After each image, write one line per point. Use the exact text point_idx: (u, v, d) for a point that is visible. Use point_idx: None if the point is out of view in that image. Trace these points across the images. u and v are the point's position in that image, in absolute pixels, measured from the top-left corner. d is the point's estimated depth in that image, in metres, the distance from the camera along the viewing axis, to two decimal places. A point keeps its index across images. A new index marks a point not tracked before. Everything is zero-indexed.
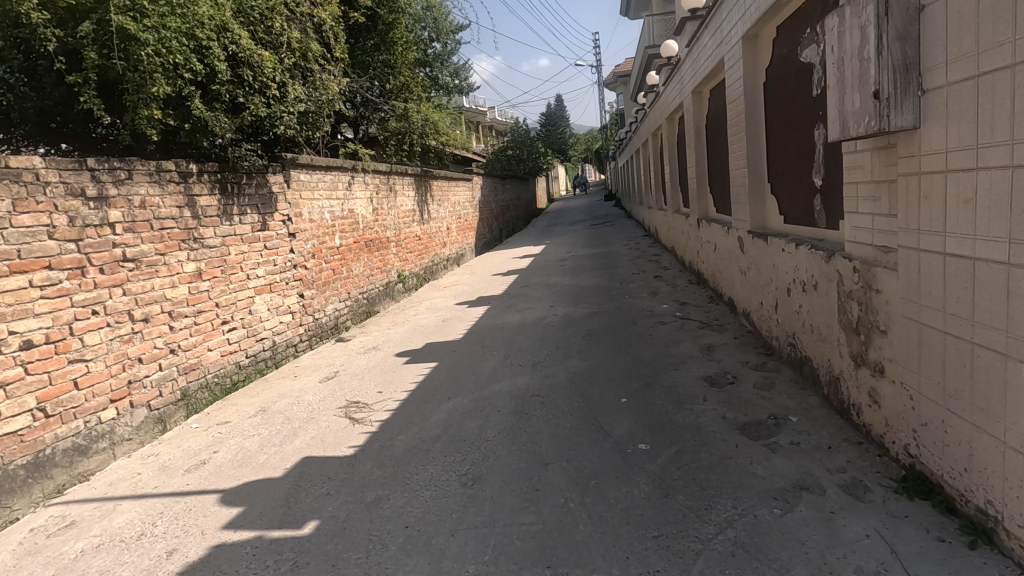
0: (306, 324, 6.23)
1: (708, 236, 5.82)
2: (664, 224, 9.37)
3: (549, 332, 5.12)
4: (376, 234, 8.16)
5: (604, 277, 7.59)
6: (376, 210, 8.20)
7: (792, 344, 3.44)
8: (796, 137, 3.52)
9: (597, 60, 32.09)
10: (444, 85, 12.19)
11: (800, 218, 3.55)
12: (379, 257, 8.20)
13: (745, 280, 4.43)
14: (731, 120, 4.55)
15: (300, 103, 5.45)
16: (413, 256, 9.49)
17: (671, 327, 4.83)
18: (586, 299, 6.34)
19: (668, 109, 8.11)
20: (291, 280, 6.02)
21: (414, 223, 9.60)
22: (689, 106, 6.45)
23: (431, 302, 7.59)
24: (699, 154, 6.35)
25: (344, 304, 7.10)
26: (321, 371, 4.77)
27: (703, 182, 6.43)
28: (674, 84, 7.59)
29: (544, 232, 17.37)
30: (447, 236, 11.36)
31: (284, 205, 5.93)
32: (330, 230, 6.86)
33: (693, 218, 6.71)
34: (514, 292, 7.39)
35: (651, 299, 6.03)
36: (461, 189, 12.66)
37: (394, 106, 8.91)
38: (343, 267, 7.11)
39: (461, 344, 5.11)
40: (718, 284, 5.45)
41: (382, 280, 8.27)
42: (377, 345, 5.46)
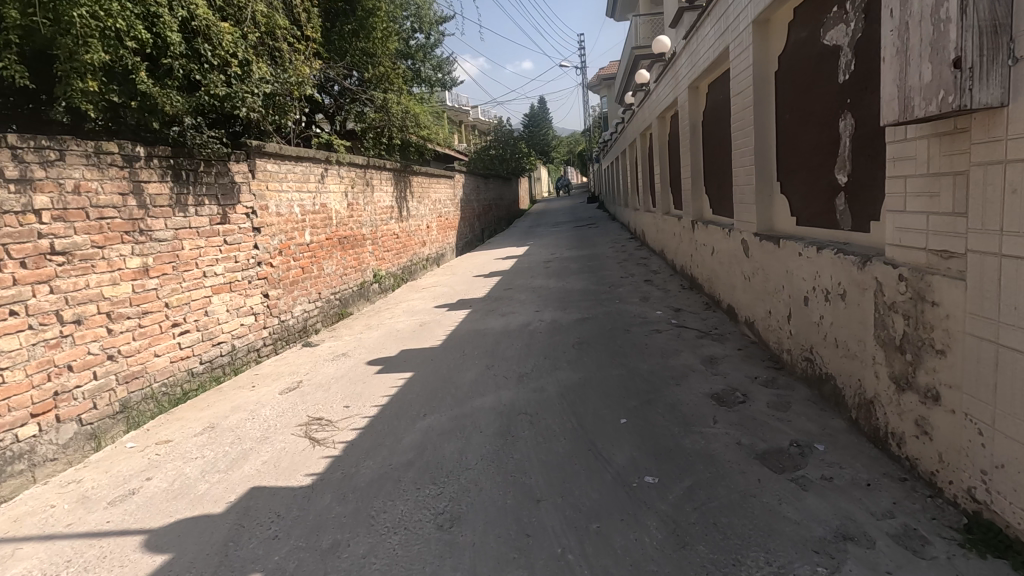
0: (270, 327, 5.73)
1: (705, 239, 5.48)
2: (653, 227, 9.06)
3: (536, 340, 4.71)
4: (351, 231, 7.67)
5: (592, 281, 7.22)
6: (351, 205, 7.71)
7: (809, 358, 3.10)
8: (814, 129, 3.19)
9: (582, 62, 31.90)
10: (427, 79, 11.74)
11: (818, 219, 3.21)
12: (353, 256, 7.71)
13: (749, 286, 4.09)
14: (735, 114, 4.21)
15: (266, 84, 4.96)
16: (390, 255, 9.01)
17: (668, 335, 4.46)
18: (573, 304, 5.95)
19: (660, 106, 7.78)
20: (254, 279, 5.52)
21: (391, 220, 9.12)
22: (684, 101, 6.13)
23: (409, 304, 7.14)
24: (694, 152, 6.02)
25: (314, 305, 6.60)
26: (283, 380, 4.30)
27: (698, 182, 6.10)
28: (667, 80, 7.26)
29: (527, 233, 16.97)
30: (426, 235, 10.89)
31: (248, 196, 5.43)
32: (300, 226, 6.35)
33: (687, 220, 6.37)
34: (497, 295, 6.98)
35: (643, 304, 5.67)
36: (442, 186, 12.20)
37: (373, 96, 8.43)
38: (313, 265, 6.61)
39: (439, 351, 4.68)
40: (715, 289, 5.11)
41: (356, 280, 7.78)
42: (347, 351, 5.00)
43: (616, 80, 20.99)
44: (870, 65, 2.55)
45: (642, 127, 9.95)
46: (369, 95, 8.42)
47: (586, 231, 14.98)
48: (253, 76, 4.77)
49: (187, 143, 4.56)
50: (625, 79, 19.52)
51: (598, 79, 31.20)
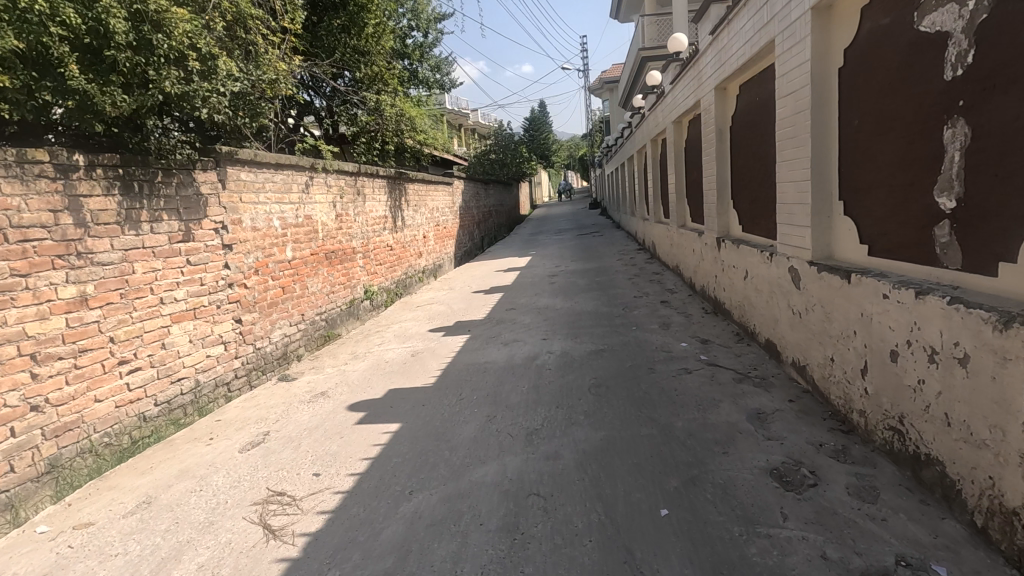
0: (243, 356, 5.08)
1: (735, 260, 4.83)
2: (666, 240, 8.41)
3: (544, 379, 4.06)
4: (339, 244, 7.03)
5: (603, 301, 6.58)
6: (340, 216, 7.07)
7: (897, 429, 2.46)
8: (901, 139, 2.55)
9: (585, 65, 31.33)
10: (425, 80, 11.12)
11: (905, 251, 2.58)
12: (341, 272, 7.06)
13: (800, 323, 3.45)
14: (783, 119, 3.57)
15: (236, 81, 4.31)
16: (383, 268, 8.36)
17: (699, 378, 3.82)
18: (584, 331, 5.30)
19: (678, 110, 7.13)
20: (224, 303, 4.87)
21: (385, 231, 8.46)
22: (710, 104, 5.49)
23: (401, 326, 6.49)
24: (721, 162, 5.38)
25: (295, 328, 5.96)
26: (248, 429, 3.64)
27: (724, 195, 5.46)
28: (686, 81, 6.62)
29: (529, 241, 16.34)
30: (422, 245, 10.23)
31: (217, 209, 4.79)
32: (279, 241, 5.71)
33: (711, 236, 5.73)
34: (499, 317, 6.33)
35: (664, 332, 5.03)
36: (440, 193, 11.58)
37: (365, 98, 7.78)
38: (295, 284, 5.97)
39: (432, 392, 4.02)
40: (750, 320, 4.47)
41: (344, 297, 7.12)
42: (328, 389, 4.34)
43: (621, 83, 20.39)
44: (1005, 56, 1.91)
45: (654, 133, 9.31)
46: (361, 96, 7.77)
47: (591, 240, 14.34)
48: (219, 72, 4.09)
49: (151, 148, 4.01)
50: (631, 83, 18.92)
51: (601, 82, 30.60)
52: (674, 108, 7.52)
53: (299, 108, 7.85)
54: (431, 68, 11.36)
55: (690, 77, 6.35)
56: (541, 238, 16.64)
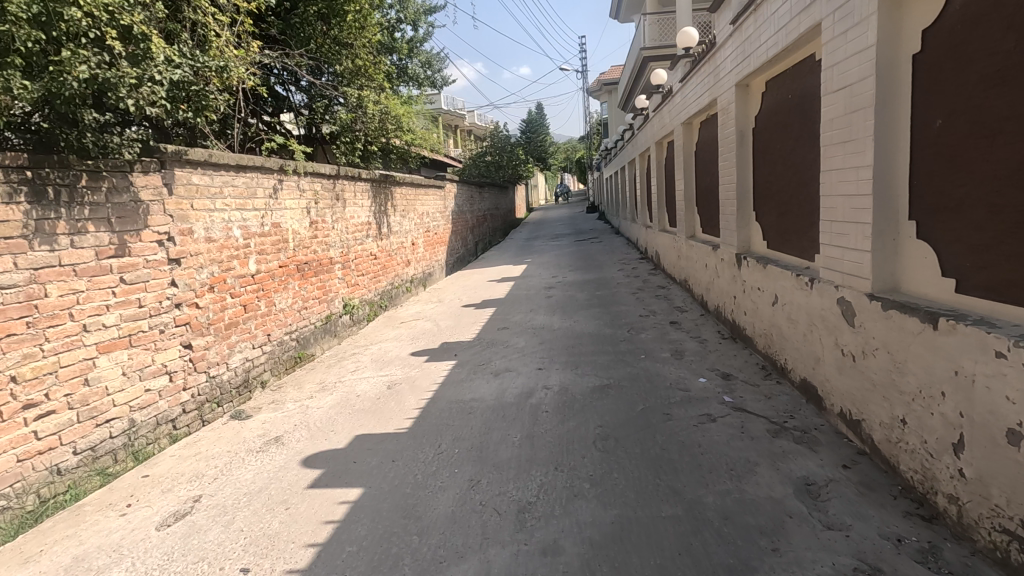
0: (194, 387, 4.42)
1: (761, 282, 4.20)
2: (672, 251, 7.80)
3: (539, 426, 3.40)
4: (314, 254, 6.39)
5: (605, 321, 5.93)
6: (315, 223, 6.42)
7: (1017, 534, 1.82)
8: (1016, 144, 1.92)
9: (582, 66, 30.81)
10: (415, 77, 10.51)
11: (1018, 292, 1.94)
12: (315, 285, 6.41)
13: (855, 369, 2.82)
14: (832, 118, 2.94)
15: (176, 68, 3.61)
16: (365, 279, 7.71)
17: (726, 429, 3.18)
18: (585, 360, 4.66)
19: (689, 111, 6.49)
20: (170, 327, 4.21)
21: (367, 239, 7.82)
22: (728, 103, 4.88)
23: (381, 346, 5.85)
24: (742, 168, 4.76)
25: (259, 350, 5.31)
26: (176, 492, 2.98)
27: (745, 206, 4.84)
28: (699, 78, 5.99)
29: (525, 247, 15.72)
30: (410, 253, 9.59)
31: (161, 218, 4.12)
32: (240, 253, 5.06)
33: (728, 251, 5.11)
34: (489, 338, 5.68)
35: (677, 363, 4.39)
36: (431, 197, 10.95)
37: (346, 93, 7.15)
38: (258, 300, 5.32)
39: (405, 441, 3.37)
40: (781, 354, 3.84)
41: (318, 313, 6.48)
42: (284, 432, 3.69)
43: (620, 84, 19.88)
44: None
45: (659, 135, 8.72)
46: (341, 92, 7.14)
47: (589, 247, 13.73)
48: (154, 57, 3.42)
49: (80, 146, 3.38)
50: (631, 84, 18.36)
51: (598, 84, 30.03)
52: (683, 109, 6.91)
53: (273, 104, 7.20)
54: (422, 64, 10.75)
55: (704, 74, 5.75)
56: (538, 244, 16.03)
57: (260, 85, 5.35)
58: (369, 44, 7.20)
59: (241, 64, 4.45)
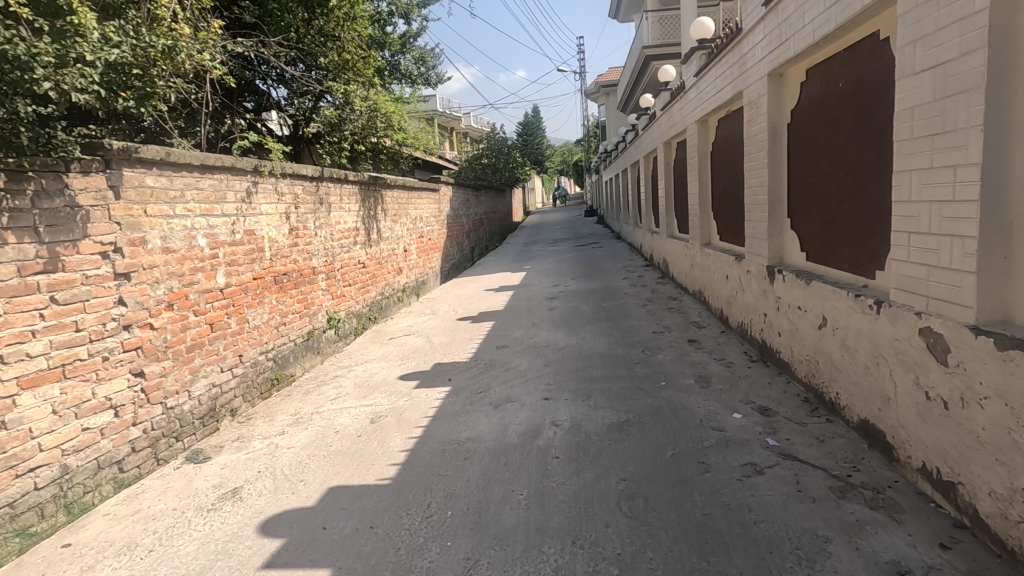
0: (147, 421, 3.82)
1: (803, 301, 3.65)
2: (684, 258, 7.24)
3: (550, 479, 2.82)
4: (294, 264, 5.80)
5: (616, 339, 5.35)
6: (296, 230, 5.84)
7: None
8: None
9: (580, 68, 30.36)
10: (408, 73, 9.94)
11: None
12: (295, 298, 5.82)
13: (948, 418, 2.26)
14: (918, 105, 2.37)
15: (114, 47, 3.00)
16: (352, 290, 7.13)
17: (780, 486, 2.60)
18: (598, 388, 4.08)
19: (706, 107, 5.95)
20: (118, 353, 3.61)
21: (354, 246, 7.23)
22: (759, 96, 4.33)
23: (367, 367, 5.26)
24: (775, 169, 4.21)
25: (228, 374, 4.72)
26: (98, 571, 2.39)
27: (778, 212, 4.28)
28: (720, 70, 5.45)
29: (523, 252, 15.15)
30: (402, 260, 9.01)
31: (105, 226, 3.52)
32: (206, 265, 4.46)
33: (756, 263, 4.56)
34: (487, 359, 5.09)
35: (705, 394, 3.82)
36: (425, 201, 10.39)
37: (331, 88, 6.60)
38: (227, 317, 4.72)
39: (387, 498, 2.78)
40: (831, 387, 3.28)
41: (299, 329, 5.90)
42: (244, 482, 3.09)
43: (620, 84, 19.39)
44: None
45: (667, 135, 8.21)
46: (326, 87, 6.60)
47: (590, 253, 13.17)
48: (84, 32, 2.82)
49: None
50: (631, 85, 17.89)
51: (596, 86, 29.55)
52: (697, 106, 6.39)
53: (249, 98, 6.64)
54: (415, 60, 10.18)
55: (725, 66, 5.22)
56: (536, 249, 15.45)
57: (230, 76, 4.79)
58: (356, 35, 6.69)
59: (199, 48, 3.85)
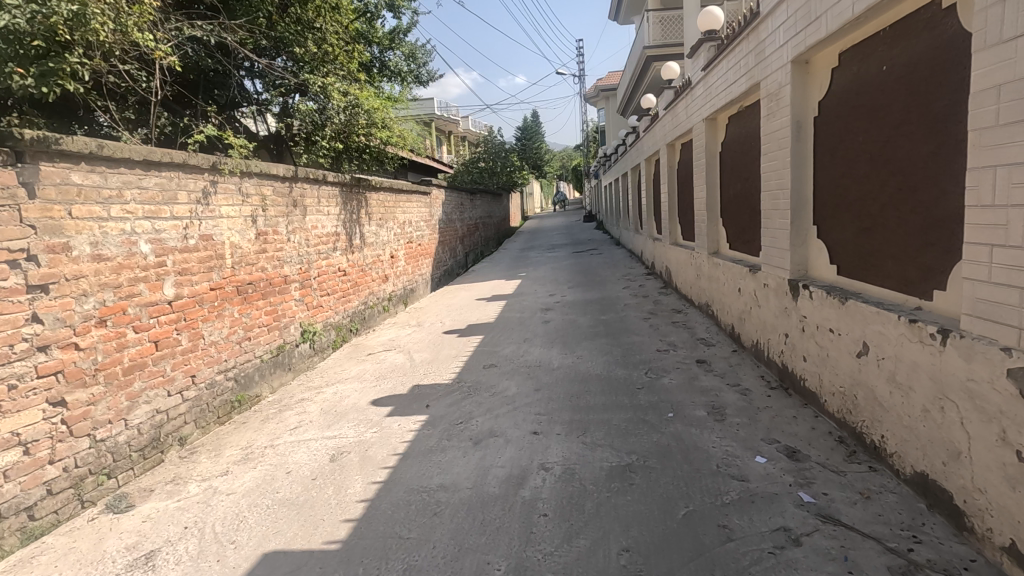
0: (69, 458, 3.26)
1: (836, 322, 3.11)
2: (689, 268, 6.71)
3: (534, 548, 2.27)
4: (261, 272, 5.26)
5: (616, 359, 4.81)
6: (264, 235, 5.30)
7: None
8: None
9: (580, 71, 29.92)
10: (397, 70, 9.43)
11: None
12: (262, 310, 5.27)
13: None
14: (1008, 82, 1.86)
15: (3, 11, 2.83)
16: (330, 300, 6.59)
17: (824, 566, 2.05)
18: (595, 421, 3.53)
19: (715, 102, 5.47)
20: (32, 380, 3.06)
21: (333, 252, 6.70)
22: (779, 88, 3.82)
23: (338, 388, 4.72)
24: (798, 169, 3.69)
25: (178, 397, 4.17)
26: None
27: (802, 219, 3.76)
28: (731, 62, 4.96)
29: (520, 258, 14.62)
30: (388, 267, 8.47)
31: (15, 231, 2.98)
32: (150, 275, 3.92)
33: (776, 275, 4.03)
34: (471, 382, 4.54)
35: (720, 430, 3.27)
36: (415, 204, 9.88)
37: (306, 81, 6.14)
38: (177, 334, 4.18)
39: (331, 572, 2.23)
40: (875, 428, 2.74)
41: (267, 344, 5.35)
42: (163, 545, 2.54)
43: (619, 86, 18.91)
44: None
45: (670, 135, 7.76)
46: (301, 80, 6.11)
47: (588, 259, 12.64)
48: None
49: None
50: (632, 87, 17.41)
51: (596, 89, 29.13)
52: (705, 103, 5.88)
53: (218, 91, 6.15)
54: (405, 56, 9.67)
55: (739, 57, 4.72)
56: (534, 255, 14.91)
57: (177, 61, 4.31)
58: (335, 26, 6.32)
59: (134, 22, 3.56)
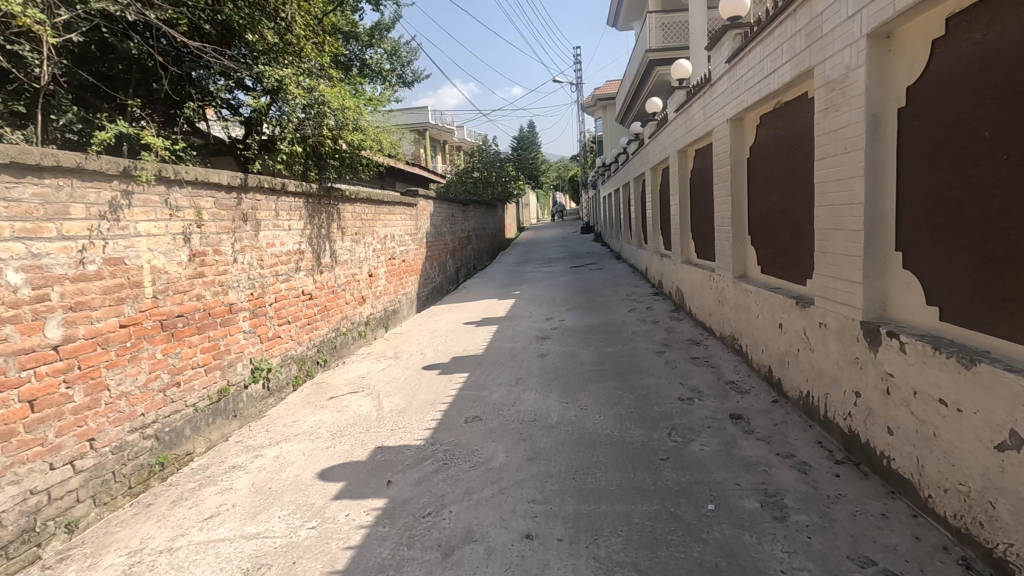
0: None
1: (952, 391, 2.21)
2: (709, 292, 5.82)
3: None
4: (196, 302, 4.33)
5: (630, 412, 3.88)
6: (201, 255, 4.38)
7: None
8: None
9: (577, 79, 29.26)
10: (378, 69, 8.60)
11: None
12: (197, 347, 4.33)
13: None
14: None
15: None
16: (289, 330, 5.66)
17: None
18: (608, 517, 2.61)
19: (745, 98, 4.59)
20: None
21: (295, 273, 5.79)
22: (846, 71, 2.94)
23: (283, 449, 3.78)
24: (875, 178, 2.81)
25: (67, 470, 3.19)
26: None
27: (879, 243, 2.86)
28: (766, 48, 4.10)
29: (515, 274, 13.70)
30: (365, 287, 7.55)
31: None
32: (22, 313, 2.97)
33: (838, 313, 3.13)
34: (449, 444, 3.61)
35: (788, 539, 2.35)
36: (399, 216, 8.99)
37: (263, 73, 5.31)
38: (66, 387, 3.21)
39: None
40: None
41: (204, 388, 4.39)
42: None
43: (619, 93, 18.18)
44: None
45: (682, 142, 6.93)
46: (254, 71, 5.28)
47: (587, 276, 11.75)
48: None
49: None
50: (632, 94, 16.66)
51: (593, 98, 28.45)
52: (730, 102, 5.02)
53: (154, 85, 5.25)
54: (387, 54, 8.85)
55: (778, 41, 3.85)
56: (529, 270, 14.01)
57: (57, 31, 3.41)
58: (302, 14, 5.56)
59: None
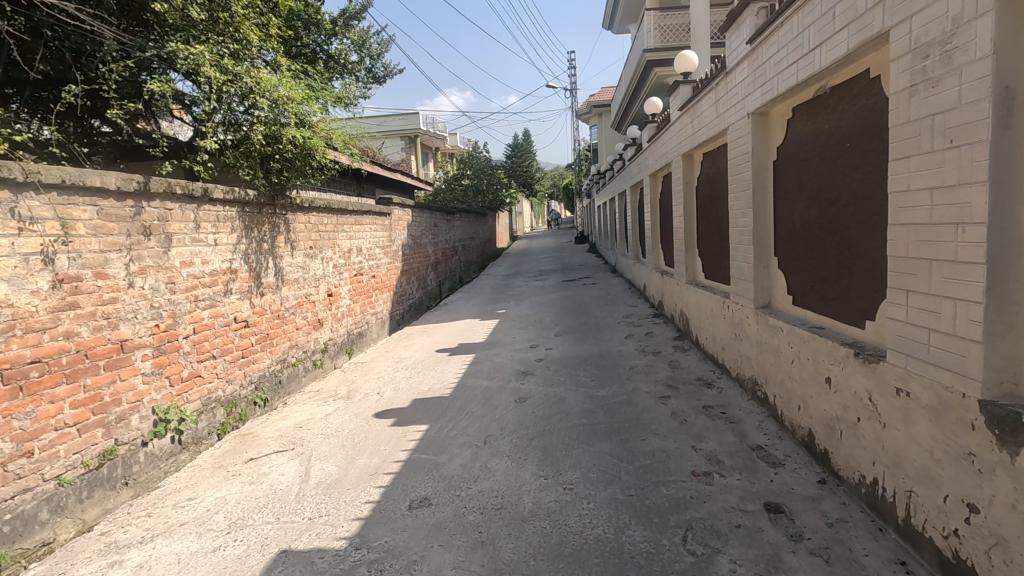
0: None
1: None
2: (722, 323, 4.85)
3: None
4: (64, 342, 3.30)
5: (630, 499, 2.88)
6: (72, 279, 3.37)
7: None
8: None
9: (572, 85, 28.40)
10: (345, 62, 7.66)
11: None
12: (65, 400, 3.30)
13: None
14: None
15: None
16: (214, 366, 4.65)
17: None
18: None
19: (774, 85, 3.64)
20: None
21: (224, 297, 4.78)
22: (954, 26, 1.97)
23: (154, 552, 2.75)
24: (1003, 183, 1.85)
25: None
26: None
27: (1009, 283, 1.89)
28: (807, 17, 3.15)
29: (503, 288, 12.69)
30: (322, 309, 6.52)
31: None
32: None
33: (933, 382, 2.15)
34: (380, 550, 2.60)
35: None
36: (367, 227, 8.00)
37: (174, 52, 4.34)
38: None
39: None
40: None
41: (76, 452, 3.35)
42: None
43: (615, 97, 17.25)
44: None
45: (688, 144, 5.99)
46: (164, 50, 4.31)
47: (580, 292, 10.76)
48: None
49: None
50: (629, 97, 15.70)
51: (588, 104, 27.57)
52: (751, 92, 4.08)
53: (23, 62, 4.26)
54: (354, 46, 7.91)
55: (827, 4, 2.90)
56: (518, 284, 13.01)
57: None
58: None
59: None
